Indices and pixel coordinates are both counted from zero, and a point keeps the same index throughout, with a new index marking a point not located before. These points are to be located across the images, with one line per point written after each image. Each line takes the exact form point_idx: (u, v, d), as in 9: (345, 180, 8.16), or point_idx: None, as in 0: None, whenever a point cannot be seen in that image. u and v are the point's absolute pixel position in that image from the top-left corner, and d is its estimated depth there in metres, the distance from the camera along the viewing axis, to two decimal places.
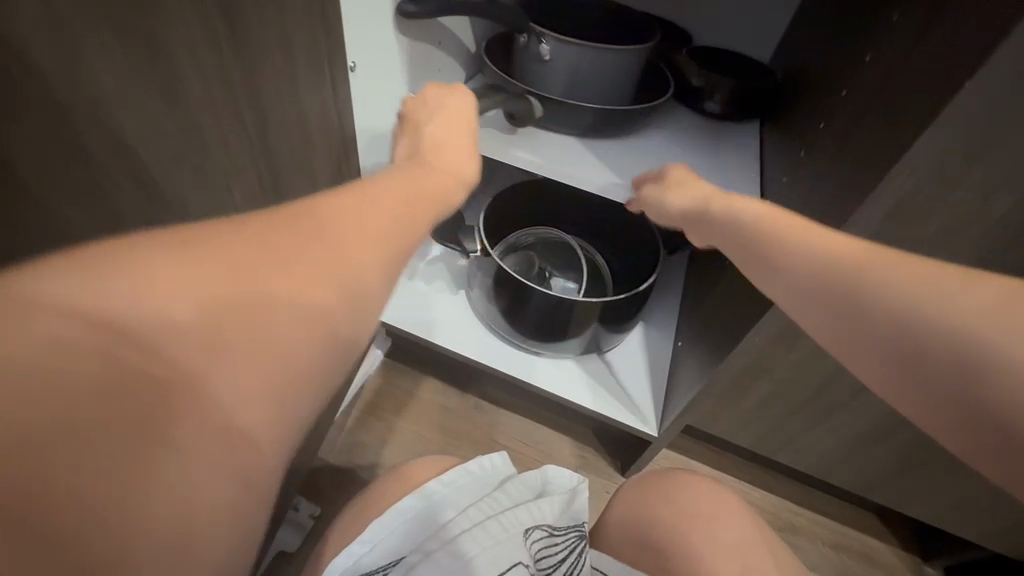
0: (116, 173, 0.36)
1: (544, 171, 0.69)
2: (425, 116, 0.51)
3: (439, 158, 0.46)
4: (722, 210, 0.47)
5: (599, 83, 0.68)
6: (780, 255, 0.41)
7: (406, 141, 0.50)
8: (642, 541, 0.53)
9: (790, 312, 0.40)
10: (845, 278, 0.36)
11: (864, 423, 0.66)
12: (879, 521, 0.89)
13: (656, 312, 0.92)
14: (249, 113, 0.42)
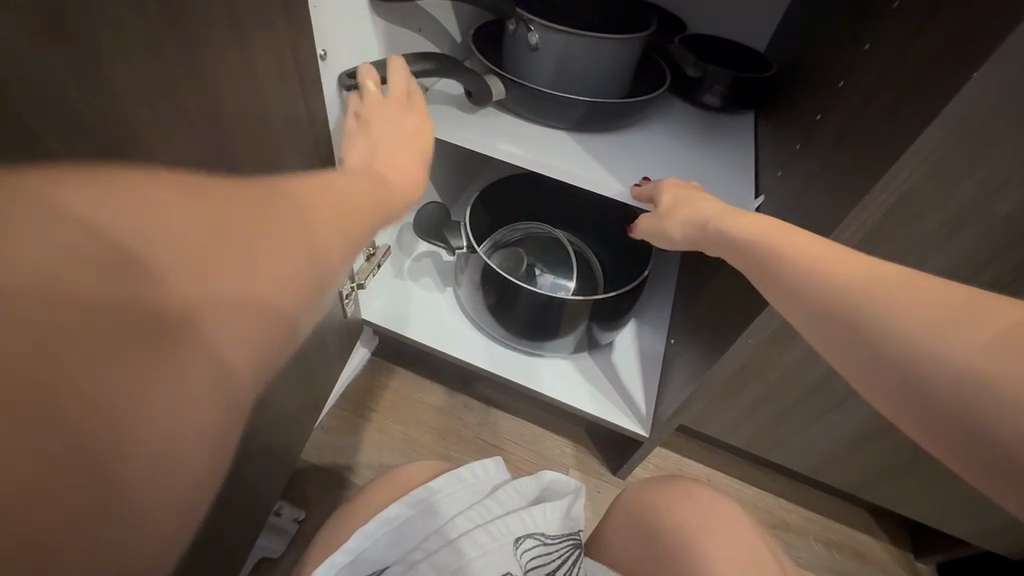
0: None
1: (529, 165, 0.67)
2: (381, 119, 0.49)
3: (394, 161, 0.45)
4: (727, 229, 0.46)
5: (591, 75, 0.66)
6: (790, 272, 0.39)
7: (359, 145, 0.47)
8: (643, 553, 0.52)
9: (798, 325, 0.38)
10: (855, 298, 0.34)
11: (859, 424, 0.65)
12: (872, 517, 0.88)
13: (647, 309, 0.91)
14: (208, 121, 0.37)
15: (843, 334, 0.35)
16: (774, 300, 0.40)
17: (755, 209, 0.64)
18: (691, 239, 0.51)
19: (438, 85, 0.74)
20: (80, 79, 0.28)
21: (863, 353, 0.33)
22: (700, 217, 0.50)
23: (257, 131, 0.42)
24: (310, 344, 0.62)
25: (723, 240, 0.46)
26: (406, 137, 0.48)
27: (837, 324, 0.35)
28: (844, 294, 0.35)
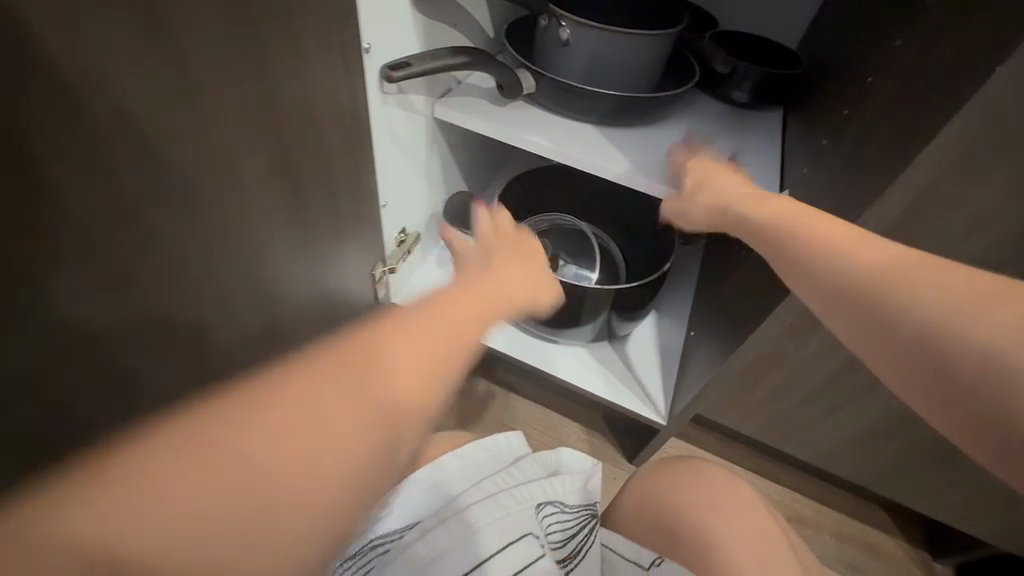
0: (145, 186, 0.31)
1: (557, 156, 0.69)
2: (492, 237, 0.49)
3: (516, 265, 0.44)
4: (747, 216, 0.47)
5: (621, 70, 0.67)
6: (812, 261, 0.40)
7: (474, 256, 0.47)
8: (655, 527, 0.54)
9: (823, 314, 0.40)
10: (874, 287, 0.36)
11: (876, 419, 0.66)
12: (888, 515, 0.88)
13: (667, 301, 0.92)
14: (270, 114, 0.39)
15: (862, 317, 0.37)
16: (797, 289, 0.42)
17: None
18: (715, 222, 0.52)
19: (470, 79, 0.76)
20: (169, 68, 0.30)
21: (883, 336, 0.35)
22: (725, 200, 0.51)
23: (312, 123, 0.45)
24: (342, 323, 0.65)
25: (742, 219, 0.48)
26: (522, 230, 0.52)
27: (857, 308, 0.37)
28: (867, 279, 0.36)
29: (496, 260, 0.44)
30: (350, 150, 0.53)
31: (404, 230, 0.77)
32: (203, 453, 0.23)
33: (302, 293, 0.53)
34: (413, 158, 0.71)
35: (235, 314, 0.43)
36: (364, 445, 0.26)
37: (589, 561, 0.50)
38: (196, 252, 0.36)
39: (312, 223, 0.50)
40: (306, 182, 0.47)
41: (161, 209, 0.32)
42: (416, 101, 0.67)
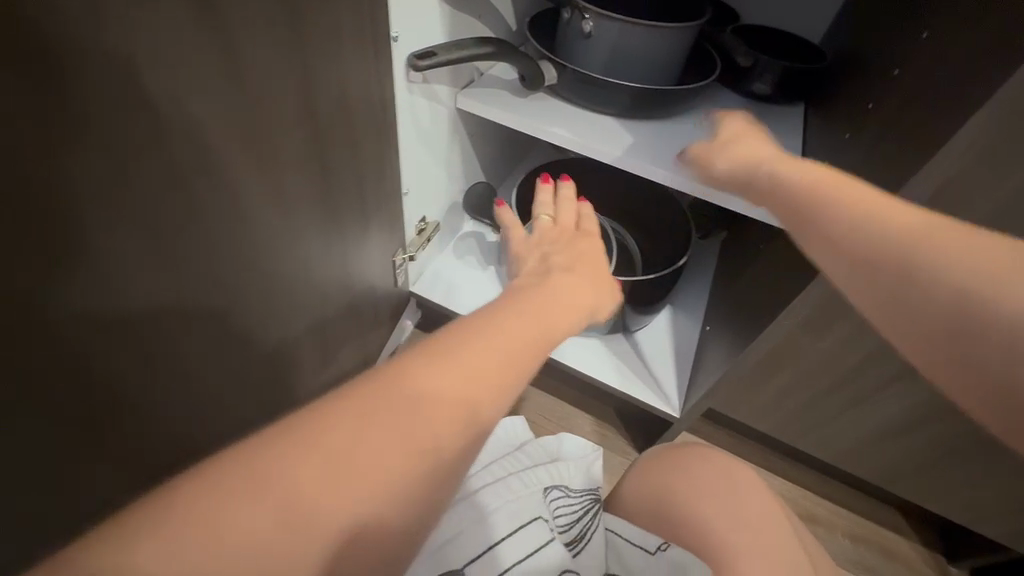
0: (188, 164, 0.32)
1: (577, 147, 0.70)
2: (550, 241, 0.53)
3: (572, 278, 0.46)
4: (779, 176, 0.45)
5: (642, 63, 0.67)
6: (833, 229, 0.40)
7: (530, 262, 0.50)
8: (655, 511, 0.54)
9: (843, 283, 0.40)
10: (904, 252, 0.36)
11: (892, 416, 0.66)
12: (902, 517, 0.87)
13: (683, 295, 0.92)
14: (303, 101, 0.40)
15: (882, 294, 0.38)
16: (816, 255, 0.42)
17: None
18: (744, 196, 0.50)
19: (492, 70, 0.77)
20: (219, 54, 0.31)
21: (907, 305, 0.36)
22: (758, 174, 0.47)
23: (343, 111, 0.46)
24: (364, 306, 0.67)
25: (778, 196, 0.45)
26: (580, 248, 0.51)
27: (880, 284, 0.38)
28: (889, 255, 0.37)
29: (553, 270, 0.46)
30: (377, 135, 0.54)
31: (424, 218, 0.78)
32: (267, 474, 0.25)
33: (328, 275, 0.54)
34: (434, 148, 0.72)
35: (266, 291, 0.45)
36: (415, 469, 0.28)
37: (595, 545, 0.51)
38: (232, 228, 0.38)
39: (340, 207, 0.51)
40: (334, 168, 0.48)
41: (203, 185, 0.34)
42: (439, 91, 0.68)
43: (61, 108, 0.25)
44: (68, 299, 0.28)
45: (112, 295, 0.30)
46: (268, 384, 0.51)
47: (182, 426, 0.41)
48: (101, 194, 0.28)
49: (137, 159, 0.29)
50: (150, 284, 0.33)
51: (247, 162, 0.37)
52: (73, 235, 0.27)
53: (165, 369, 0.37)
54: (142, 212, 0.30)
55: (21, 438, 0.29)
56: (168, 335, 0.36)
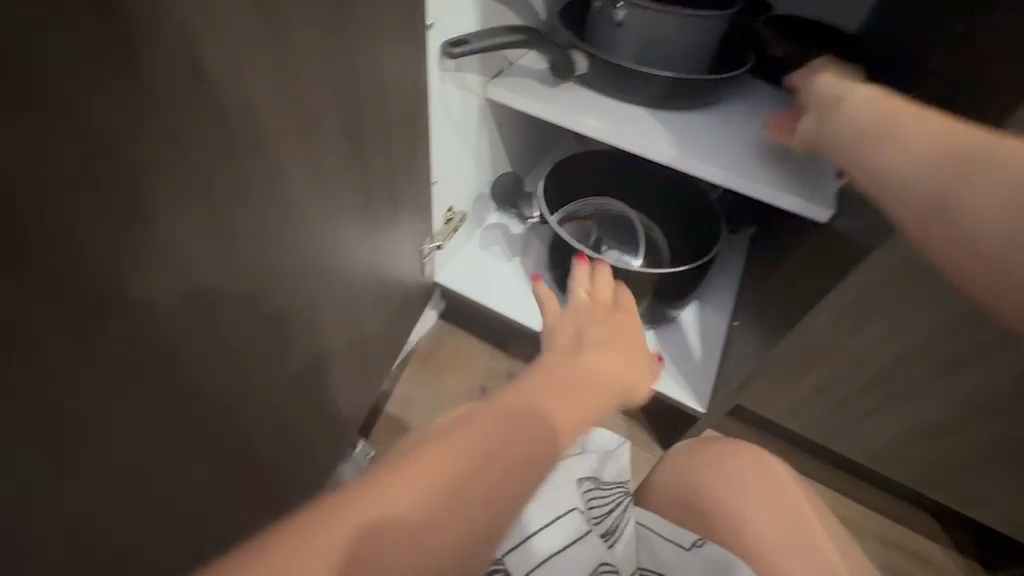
0: (240, 143, 0.32)
1: (608, 138, 0.70)
2: (585, 313, 0.50)
3: (608, 356, 0.44)
4: (846, 102, 0.47)
5: (675, 52, 0.66)
6: (886, 147, 0.42)
7: (562, 336, 0.47)
8: (688, 508, 0.54)
9: (891, 201, 0.42)
10: (953, 163, 0.38)
11: (931, 416, 0.64)
12: (935, 522, 0.85)
13: (710, 290, 0.90)
14: (342, 84, 0.41)
15: (933, 214, 0.39)
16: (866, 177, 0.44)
17: (837, 190, 0.64)
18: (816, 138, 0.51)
19: (521, 59, 0.77)
20: (268, 35, 0.32)
21: (952, 216, 0.38)
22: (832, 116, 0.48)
23: (378, 96, 0.46)
24: (395, 294, 0.67)
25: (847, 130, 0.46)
26: (613, 324, 0.49)
27: (925, 195, 0.39)
28: (939, 166, 0.39)
29: (587, 346, 0.45)
30: (410, 122, 0.55)
31: (451, 208, 0.79)
32: None
33: (363, 262, 0.55)
34: (463, 137, 0.72)
35: (308, 276, 0.45)
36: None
37: (627, 537, 0.50)
38: (281, 212, 0.38)
39: (374, 193, 0.52)
40: (369, 153, 0.48)
41: (253, 163, 0.34)
42: (469, 80, 0.68)
43: (139, 91, 0.25)
44: (141, 281, 0.29)
45: (177, 279, 0.31)
46: (308, 368, 0.51)
47: (234, 407, 0.42)
48: (154, 167, 0.27)
49: (194, 135, 0.29)
50: (211, 267, 0.33)
51: (295, 146, 0.37)
52: (138, 209, 0.27)
53: (220, 352, 0.37)
54: (206, 195, 0.31)
55: (100, 416, 0.29)
56: (225, 317, 0.36)
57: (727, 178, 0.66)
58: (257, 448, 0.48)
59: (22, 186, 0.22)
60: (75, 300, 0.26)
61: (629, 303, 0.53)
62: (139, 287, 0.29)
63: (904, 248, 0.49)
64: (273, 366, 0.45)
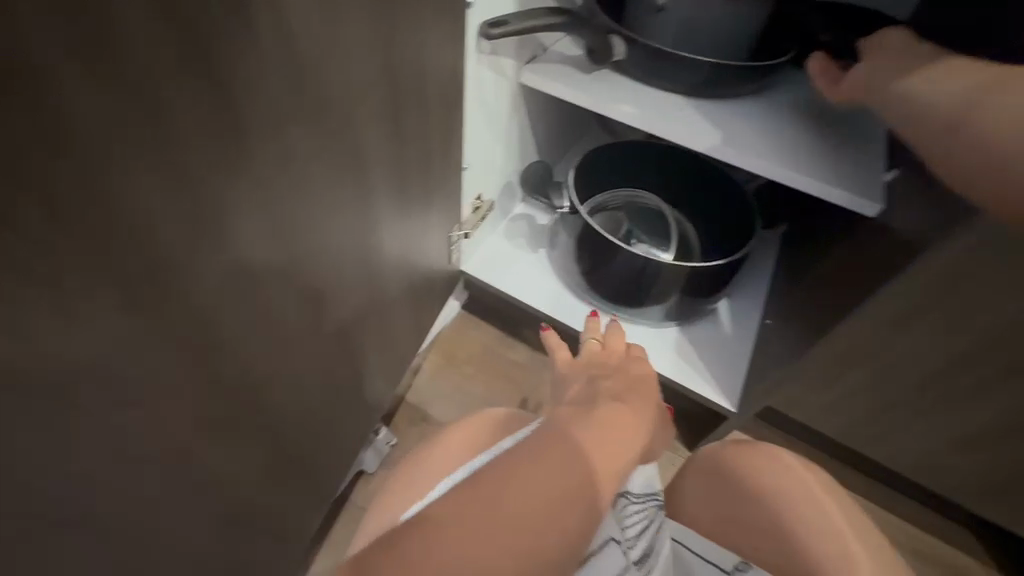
0: (286, 116, 0.32)
1: (645, 127, 0.68)
2: (597, 364, 0.51)
3: (619, 405, 0.44)
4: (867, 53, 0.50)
5: (718, 36, 0.64)
6: (902, 85, 0.46)
7: (575, 387, 0.48)
8: (732, 519, 0.52)
9: (905, 129, 0.46)
10: (959, 97, 0.42)
11: (975, 421, 0.62)
12: (971, 533, 0.82)
13: (742, 288, 0.88)
14: (386, 61, 0.39)
15: (940, 133, 0.43)
16: (884, 112, 0.48)
17: (886, 183, 0.62)
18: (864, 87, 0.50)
19: (556, 45, 0.75)
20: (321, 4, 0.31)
21: (957, 139, 0.42)
22: (892, 60, 0.47)
23: (420, 75, 0.45)
24: (423, 281, 0.67)
25: (884, 65, 0.48)
26: (621, 382, 0.48)
27: (946, 108, 0.42)
28: (968, 86, 0.41)
29: (597, 398, 0.44)
30: (448, 106, 0.54)
31: (480, 197, 0.78)
32: None
33: (396, 247, 0.54)
34: (495, 123, 0.71)
35: (344, 257, 0.44)
36: None
37: (664, 559, 0.49)
38: (323, 189, 0.38)
39: (410, 177, 0.51)
40: (407, 134, 0.47)
41: (298, 137, 0.33)
42: (504, 65, 0.67)
43: (199, 53, 0.25)
44: (186, 249, 0.28)
45: (219, 252, 0.31)
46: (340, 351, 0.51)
47: (268, 384, 0.41)
48: (197, 139, 0.26)
49: (242, 104, 0.28)
50: (253, 240, 0.33)
51: (339, 124, 0.37)
52: (183, 181, 0.26)
53: (257, 330, 0.37)
54: (253, 165, 0.30)
55: (139, 380, 0.29)
56: (263, 292, 0.36)
57: (769, 169, 0.64)
58: (289, 427, 0.47)
59: (76, 141, 0.21)
60: (121, 262, 0.25)
61: (641, 353, 0.53)
62: (184, 253, 0.28)
63: (965, 245, 0.47)
64: (307, 347, 0.45)
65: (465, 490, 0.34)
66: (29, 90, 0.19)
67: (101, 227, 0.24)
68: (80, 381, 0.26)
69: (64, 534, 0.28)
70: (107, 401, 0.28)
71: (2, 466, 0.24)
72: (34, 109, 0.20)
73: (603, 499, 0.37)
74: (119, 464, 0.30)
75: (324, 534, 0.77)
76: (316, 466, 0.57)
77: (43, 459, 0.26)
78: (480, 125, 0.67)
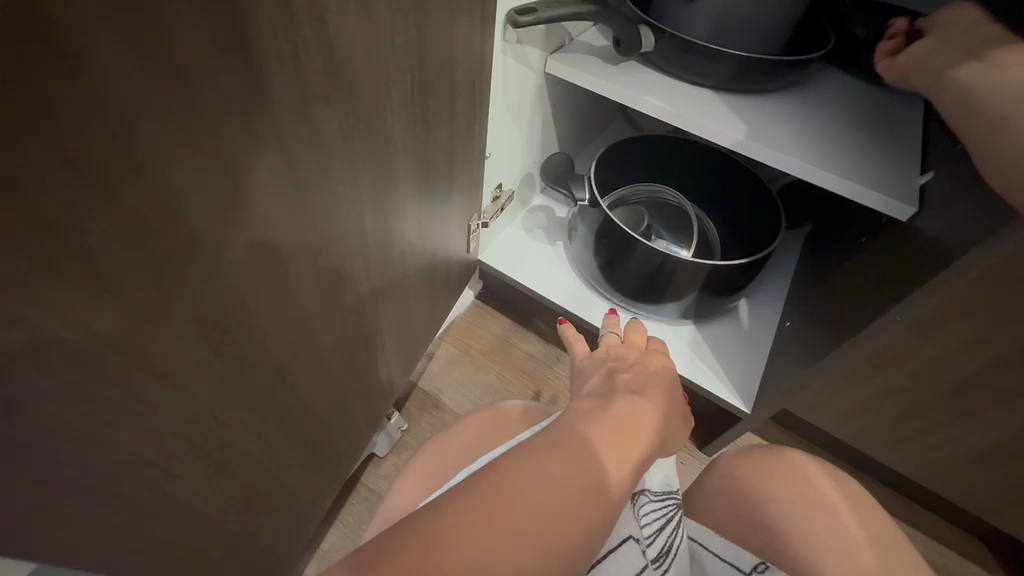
0: (316, 102, 0.32)
1: (672, 120, 0.67)
2: (617, 357, 0.50)
3: (640, 399, 0.43)
4: (929, 45, 0.52)
5: (751, 29, 0.62)
6: (952, 77, 0.48)
7: (594, 380, 0.47)
8: (750, 524, 0.51)
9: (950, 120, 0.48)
10: (990, 95, 0.44)
11: (999, 434, 0.60)
12: (989, 550, 0.80)
13: (761, 288, 0.87)
14: (416, 48, 0.39)
15: (972, 125, 0.45)
16: (937, 102, 0.50)
17: (921, 186, 0.60)
18: (922, 60, 0.52)
19: (583, 36, 0.74)
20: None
21: (979, 133, 0.44)
22: (954, 32, 0.49)
23: (449, 64, 0.45)
24: (441, 269, 0.67)
25: (943, 57, 0.50)
26: (645, 377, 0.47)
27: (979, 102, 0.44)
28: (998, 84, 0.43)
29: (617, 391, 0.44)
30: (474, 94, 0.53)
31: (500, 186, 0.77)
32: None
33: (415, 235, 0.54)
34: (518, 114, 0.71)
35: (365, 242, 0.44)
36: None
37: (680, 558, 0.48)
38: (348, 173, 0.38)
39: (435, 164, 0.51)
40: (433, 120, 0.47)
41: (326, 120, 0.33)
42: (529, 57, 0.67)
43: (234, 33, 0.25)
44: (213, 225, 0.29)
45: (245, 229, 0.31)
46: (357, 336, 0.51)
47: (286, 363, 0.42)
48: (230, 121, 0.27)
49: (274, 88, 0.28)
50: (277, 219, 0.33)
51: (367, 107, 0.37)
52: (218, 158, 0.27)
53: (278, 310, 0.38)
54: (281, 145, 0.31)
55: (161, 351, 0.30)
56: (287, 271, 0.36)
57: (798, 167, 0.63)
58: (305, 406, 0.48)
59: (115, 116, 0.21)
60: (149, 237, 0.26)
61: (662, 349, 0.52)
62: (213, 231, 0.29)
63: (1004, 252, 0.45)
64: (326, 327, 0.45)
65: (483, 473, 0.35)
66: (63, 66, 0.19)
67: (139, 203, 0.24)
68: (108, 350, 0.26)
69: (84, 496, 0.29)
70: (130, 369, 0.28)
71: (38, 429, 0.25)
72: (69, 84, 0.20)
73: (621, 493, 0.36)
74: (138, 432, 0.31)
75: (335, 513, 0.78)
76: (331, 447, 0.58)
77: (68, 423, 0.26)
78: (506, 112, 0.67)
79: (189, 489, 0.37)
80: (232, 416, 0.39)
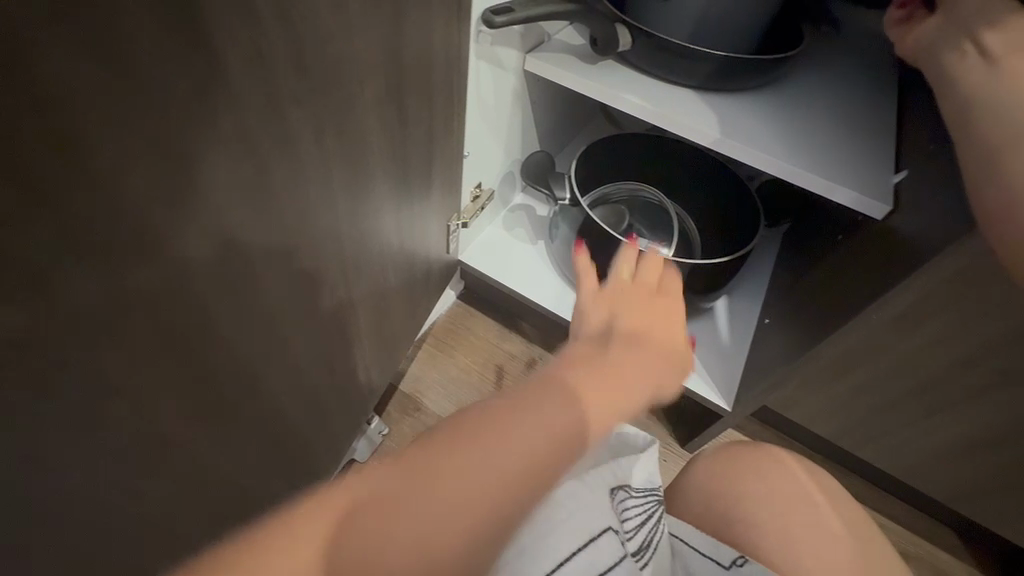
0: (284, 100, 0.30)
1: (652, 118, 0.67)
2: (622, 298, 0.48)
3: (636, 350, 0.43)
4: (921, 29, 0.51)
5: (729, 29, 0.62)
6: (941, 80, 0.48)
7: (593, 324, 0.46)
8: (725, 516, 0.51)
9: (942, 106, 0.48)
10: (974, 102, 0.44)
11: (970, 427, 0.62)
12: (960, 538, 0.82)
13: (741, 286, 0.87)
14: (389, 41, 0.38)
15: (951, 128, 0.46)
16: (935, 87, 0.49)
17: (895, 185, 0.60)
18: (927, 41, 0.50)
19: (561, 34, 0.74)
20: None
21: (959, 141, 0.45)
22: (956, 19, 0.47)
23: (424, 57, 0.44)
24: (420, 267, 0.65)
25: (929, 55, 0.50)
26: (647, 324, 0.46)
27: (960, 106, 0.45)
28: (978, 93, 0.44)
29: (614, 341, 0.43)
30: (452, 88, 0.52)
31: (479, 185, 0.76)
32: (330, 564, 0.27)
33: (393, 234, 0.53)
34: (498, 110, 0.70)
35: (339, 244, 0.43)
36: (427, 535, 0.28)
37: (660, 553, 0.48)
38: (319, 173, 0.36)
39: (413, 159, 0.50)
40: (410, 117, 0.45)
41: (296, 118, 0.32)
42: (506, 57, 0.66)
43: (192, 32, 0.23)
44: (177, 232, 0.27)
45: (211, 236, 0.30)
46: (332, 340, 0.49)
47: (259, 373, 0.40)
48: (192, 123, 0.25)
49: (239, 88, 0.27)
50: (245, 224, 0.32)
51: (338, 104, 0.35)
52: (180, 162, 0.25)
53: (249, 317, 0.36)
54: (247, 147, 0.29)
55: (123, 367, 0.28)
56: (255, 277, 0.35)
57: (775, 166, 0.63)
58: (279, 415, 0.46)
59: (65, 121, 0.20)
60: (107, 247, 0.24)
61: (676, 297, 0.50)
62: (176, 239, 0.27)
63: (975, 250, 0.46)
64: (299, 334, 0.43)
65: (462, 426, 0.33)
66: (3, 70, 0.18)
67: (96, 211, 0.23)
68: (66, 368, 0.25)
69: (42, 523, 0.28)
70: (89, 389, 0.27)
71: None
72: (9, 90, 0.18)
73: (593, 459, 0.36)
74: (101, 453, 0.29)
75: None
76: (307, 455, 0.56)
77: (18, 450, 0.24)
78: (483, 111, 0.66)
79: (158, 507, 0.36)
80: (204, 429, 0.37)
